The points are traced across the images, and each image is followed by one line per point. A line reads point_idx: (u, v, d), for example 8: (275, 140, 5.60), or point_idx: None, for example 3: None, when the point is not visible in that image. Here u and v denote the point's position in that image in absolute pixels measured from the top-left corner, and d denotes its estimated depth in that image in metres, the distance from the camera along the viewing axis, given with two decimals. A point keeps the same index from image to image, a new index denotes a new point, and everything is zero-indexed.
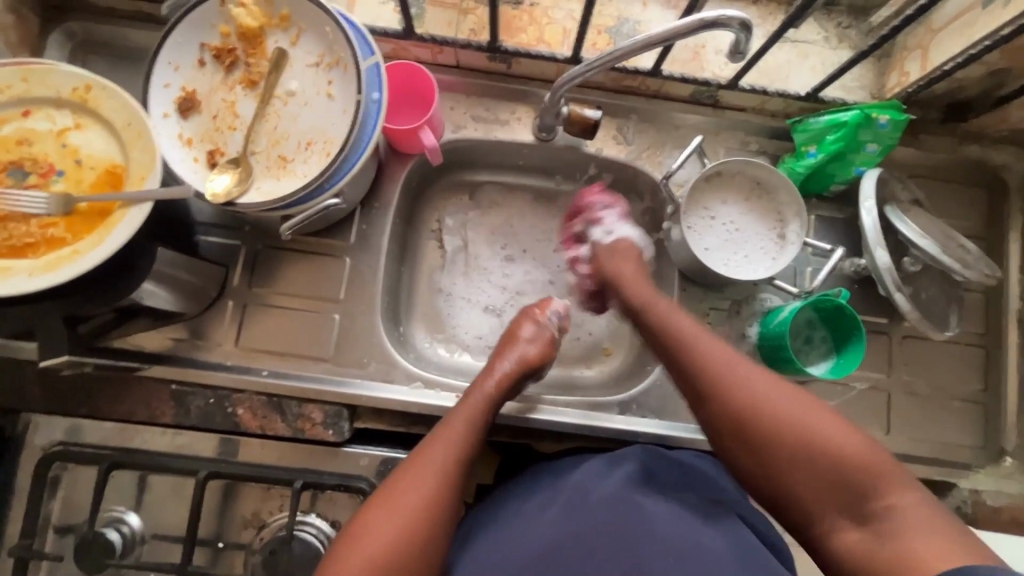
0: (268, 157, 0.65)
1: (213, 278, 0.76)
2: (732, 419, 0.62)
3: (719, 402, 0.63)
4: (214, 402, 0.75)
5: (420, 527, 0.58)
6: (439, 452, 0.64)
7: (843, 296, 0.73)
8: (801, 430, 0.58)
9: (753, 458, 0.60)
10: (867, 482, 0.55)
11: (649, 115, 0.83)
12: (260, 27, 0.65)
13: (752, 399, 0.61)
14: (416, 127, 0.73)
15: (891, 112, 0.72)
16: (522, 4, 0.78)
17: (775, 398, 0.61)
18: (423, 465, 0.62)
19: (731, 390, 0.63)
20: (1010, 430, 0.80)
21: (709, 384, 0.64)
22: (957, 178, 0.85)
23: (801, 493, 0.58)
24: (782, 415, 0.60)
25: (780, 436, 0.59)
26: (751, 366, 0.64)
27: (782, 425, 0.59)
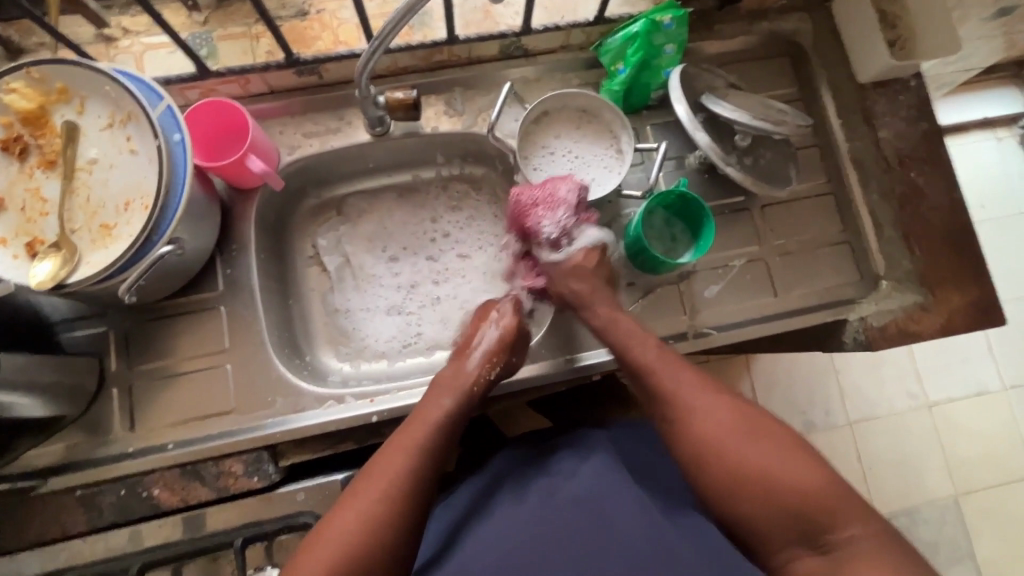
0: (89, 230, 0.63)
1: (85, 370, 0.73)
2: (700, 451, 0.62)
3: (688, 428, 0.63)
4: (126, 492, 0.72)
5: (389, 521, 0.58)
6: (402, 451, 0.63)
7: (683, 185, 0.79)
8: (760, 461, 0.59)
9: (720, 486, 0.60)
10: (827, 513, 0.56)
11: (469, 82, 0.86)
12: (41, 106, 0.64)
13: (717, 431, 0.62)
14: (239, 156, 0.73)
15: (671, 12, 0.78)
16: (309, 14, 0.79)
17: (734, 424, 0.62)
18: (384, 467, 0.62)
19: (694, 423, 0.63)
20: (877, 256, 0.87)
21: (675, 412, 0.65)
22: (760, 54, 0.92)
23: (764, 522, 0.58)
24: (739, 438, 0.61)
25: (744, 468, 0.59)
26: (709, 393, 0.65)
27: (747, 459, 0.60)
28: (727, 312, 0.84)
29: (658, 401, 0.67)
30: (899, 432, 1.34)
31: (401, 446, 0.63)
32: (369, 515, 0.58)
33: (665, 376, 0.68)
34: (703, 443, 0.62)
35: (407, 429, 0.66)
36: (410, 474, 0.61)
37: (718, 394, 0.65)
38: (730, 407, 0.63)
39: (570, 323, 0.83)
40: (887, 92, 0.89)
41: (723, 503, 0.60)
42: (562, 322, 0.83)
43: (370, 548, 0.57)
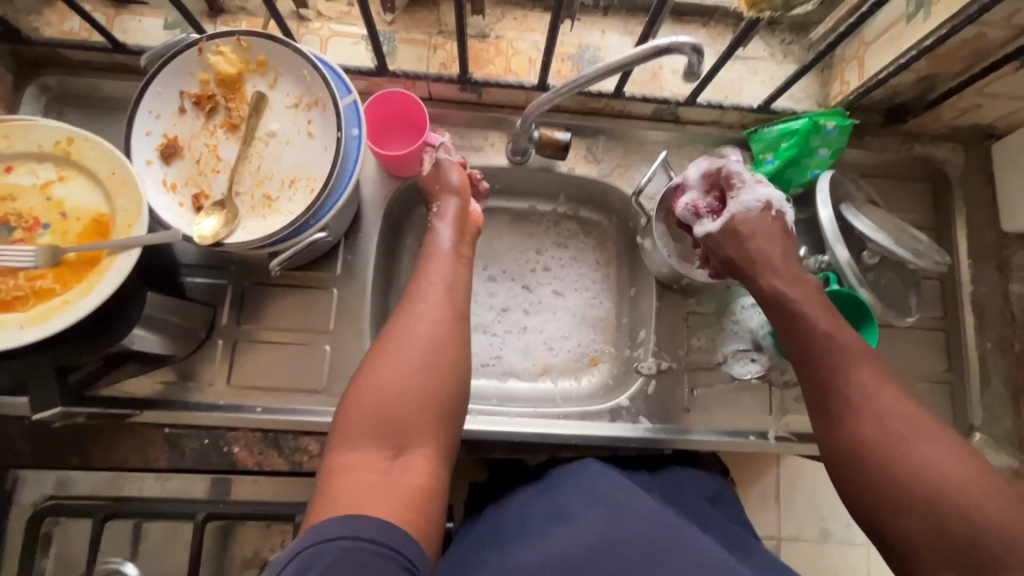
0: (253, 197, 0.67)
1: (202, 318, 0.77)
2: (859, 451, 0.56)
3: (848, 428, 0.58)
4: (209, 443, 0.75)
5: (431, 398, 0.58)
6: (386, 369, 0.58)
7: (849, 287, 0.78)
8: (922, 452, 0.54)
9: (880, 489, 0.55)
10: (1000, 550, 0.49)
11: (615, 134, 0.87)
12: (238, 73, 0.68)
13: (877, 434, 0.56)
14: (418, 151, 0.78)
15: (836, 119, 0.78)
16: (488, 37, 0.82)
17: (908, 430, 0.55)
18: (376, 390, 0.57)
19: (859, 412, 0.58)
20: (976, 407, 0.85)
21: (841, 402, 0.59)
22: (906, 175, 0.90)
23: (917, 541, 0.52)
24: (912, 445, 0.54)
25: (900, 454, 0.54)
26: (891, 393, 0.58)
27: (907, 463, 0.54)
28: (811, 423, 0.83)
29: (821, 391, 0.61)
30: None
31: (421, 314, 0.63)
32: (403, 383, 0.58)
33: (838, 368, 0.60)
34: (862, 447, 0.56)
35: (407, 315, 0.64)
36: (405, 385, 0.58)
37: (888, 384, 0.58)
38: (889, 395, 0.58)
39: (658, 393, 0.83)
40: None
41: (884, 506, 0.54)
42: (650, 390, 0.84)
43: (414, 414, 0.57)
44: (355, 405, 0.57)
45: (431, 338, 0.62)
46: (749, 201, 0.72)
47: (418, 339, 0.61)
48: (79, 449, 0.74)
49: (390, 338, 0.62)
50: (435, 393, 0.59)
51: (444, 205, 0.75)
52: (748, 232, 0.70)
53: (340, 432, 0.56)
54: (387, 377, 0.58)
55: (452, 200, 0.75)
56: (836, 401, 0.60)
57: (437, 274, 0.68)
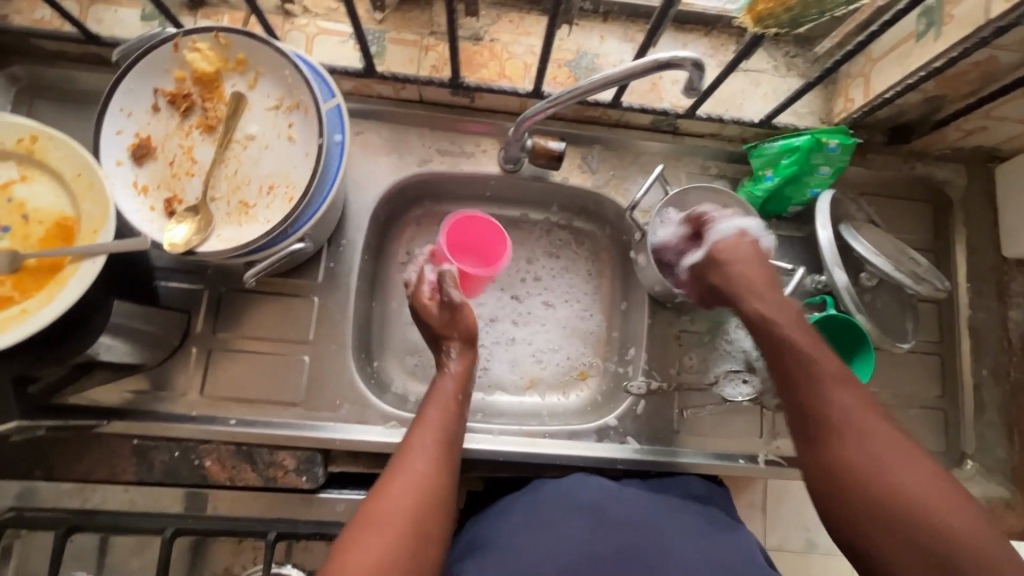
0: (229, 203, 0.64)
1: (175, 325, 0.74)
2: (837, 475, 0.56)
3: (828, 452, 0.58)
4: (179, 455, 0.72)
5: (413, 555, 0.56)
6: (397, 479, 0.60)
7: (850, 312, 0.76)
8: (897, 479, 0.53)
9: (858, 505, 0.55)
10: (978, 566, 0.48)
11: (611, 144, 0.85)
12: (216, 71, 0.65)
13: (856, 454, 0.56)
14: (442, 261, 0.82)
15: (840, 137, 0.74)
16: (482, 40, 0.79)
17: (887, 448, 0.55)
18: (386, 497, 0.59)
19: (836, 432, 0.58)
20: (969, 435, 0.83)
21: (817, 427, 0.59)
22: (907, 195, 0.88)
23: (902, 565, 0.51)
24: (890, 463, 0.54)
25: (880, 482, 0.54)
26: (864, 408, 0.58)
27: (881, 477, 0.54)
28: None
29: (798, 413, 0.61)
30: None
31: (410, 466, 0.62)
32: (380, 547, 0.55)
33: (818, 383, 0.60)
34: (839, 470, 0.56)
35: (406, 454, 0.63)
36: (411, 487, 0.60)
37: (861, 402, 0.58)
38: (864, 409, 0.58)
39: (647, 413, 0.81)
40: None
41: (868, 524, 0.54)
42: (639, 410, 0.81)
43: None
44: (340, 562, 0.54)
45: (414, 487, 0.60)
46: (725, 230, 0.75)
47: (407, 487, 0.60)
48: (42, 458, 0.71)
49: (405, 449, 0.64)
50: (433, 490, 0.61)
51: (458, 356, 0.74)
52: (727, 259, 0.73)
53: (347, 534, 0.57)
54: (398, 488, 0.60)
55: (466, 354, 0.74)
56: (816, 420, 0.59)
57: (434, 418, 0.67)
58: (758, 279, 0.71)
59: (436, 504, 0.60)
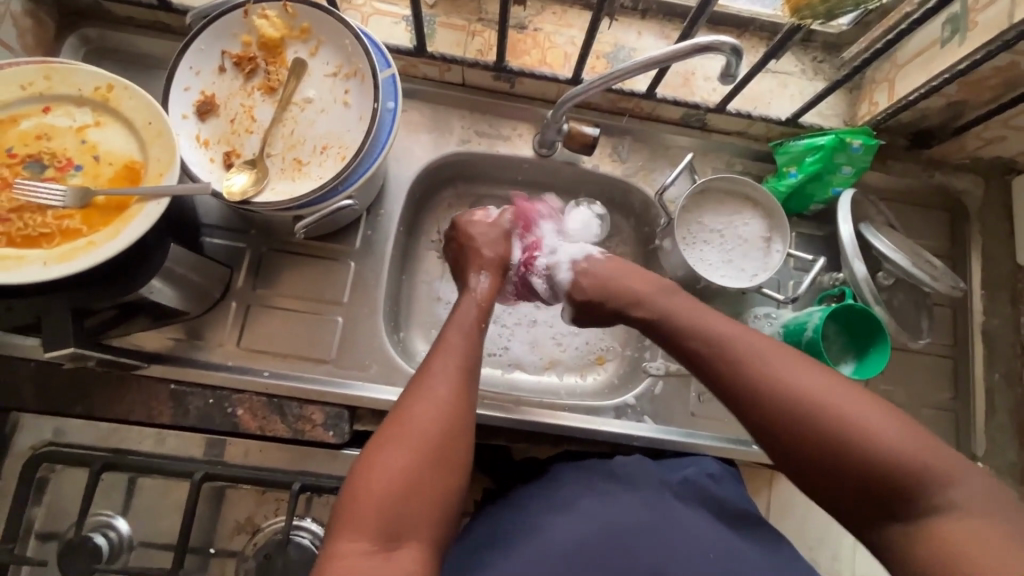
0: (284, 160, 0.68)
1: (218, 278, 0.77)
2: (776, 420, 0.57)
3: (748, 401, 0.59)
4: (213, 402, 0.75)
5: (435, 467, 0.58)
6: (417, 399, 0.61)
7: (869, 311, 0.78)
8: (842, 414, 0.54)
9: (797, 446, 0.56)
10: (917, 482, 0.51)
11: (642, 136, 0.89)
12: (281, 38, 0.69)
13: (794, 397, 0.56)
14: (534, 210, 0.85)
15: (863, 138, 0.79)
16: (527, 29, 0.83)
17: (817, 385, 0.56)
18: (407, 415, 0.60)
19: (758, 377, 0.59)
20: (981, 437, 0.85)
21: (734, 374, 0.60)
22: (923, 202, 0.91)
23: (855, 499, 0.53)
24: (825, 400, 0.55)
25: (826, 418, 0.54)
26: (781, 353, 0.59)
27: (819, 414, 0.55)
28: None
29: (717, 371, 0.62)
30: None
31: (432, 388, 0.62)
32: (403, 471, 0.56)
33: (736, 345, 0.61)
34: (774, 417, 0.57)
35: (424, 377, 0.63)
36: (429, 407, 0.60)
37: (785, 356, 0.59)
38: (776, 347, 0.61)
39: (664, 394, 0.84)
40: None
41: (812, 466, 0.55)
42: (657, 391, 0.84)
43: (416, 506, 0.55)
44: (365, 482, 0.55)
45: (433, 408, 0.60)
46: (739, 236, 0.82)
47: (429, 412, 0.60)
48: (83, 396, 0.74)
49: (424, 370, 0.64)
50: (452, 411, 0.61)
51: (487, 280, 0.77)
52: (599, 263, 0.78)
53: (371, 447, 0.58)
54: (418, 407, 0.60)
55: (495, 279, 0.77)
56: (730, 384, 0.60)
57: (454, 344, 0.67)
58: (645, 285, 0.73)
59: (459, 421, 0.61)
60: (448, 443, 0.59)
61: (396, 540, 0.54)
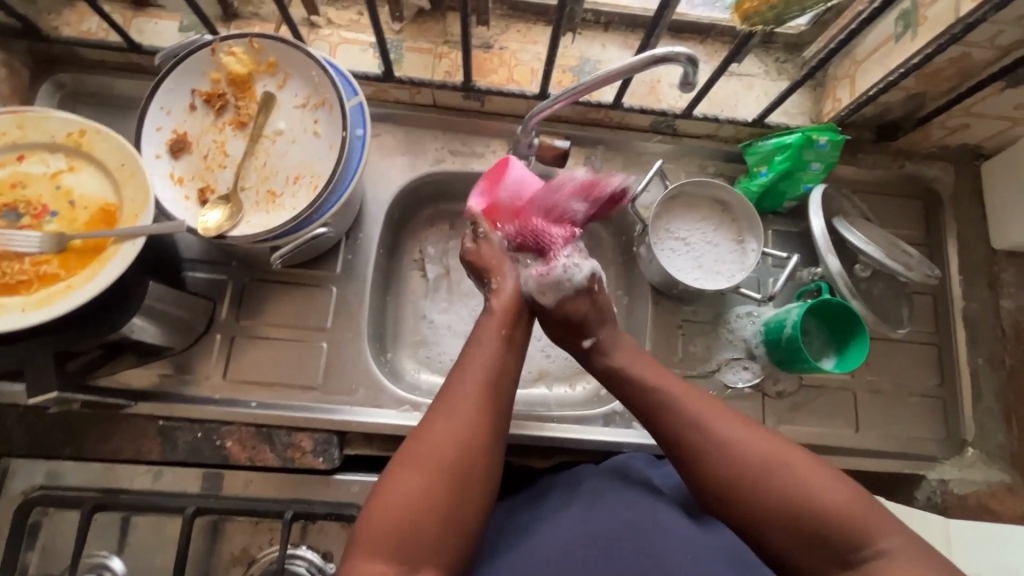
0: (257, 192, 0.69)
1: (202, 312, 0.78)
2: (724, 486, 0.58)
3: (701, 469, 0.59)
4: (202, 436, 0.76)
5: (451, 488, 0.56)
6: (443, 418, 0.60)
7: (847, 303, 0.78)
8: (788, 481, 0.56)
9: (748, 515, 0.57)
10: (858, 535, 0.53)
11: (614, 145, 0.90)
12: (249, 73, 0.70)
13: (745, 465, 0.58)
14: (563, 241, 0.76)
15: (829, 134, 0.79)
16: (492, 48, 0.85)
17: (762, 451, 0.58)
18: (428, 435, 0.59)
19: (706, 443, 0.60)
20: (969, 422, 0.85)
21: (683, 449, 0.61)
22: (896, 192, 0.93)
23: (797, 555, 0.55)
24: (771, 463, 0.57)
25: (772, 486, 0.56)
26: (728, 418, 0.62)
27: (770, 481, 0.56)
28: (805, 433, 0.83)
29: (666, 439, 0.63)
30: None
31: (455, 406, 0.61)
32: (427, 471, 0.56)
33: (685, 408, 0.63)
34: (723, 481, 0.58)
35: (449, 394, 0.62)
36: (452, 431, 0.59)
37: (730, 420, 0.61)
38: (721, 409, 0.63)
39: None
40: (1019, 263, 0.89)
41: (759, 528, 0.56)
42: None
43: (444, 504, 0.55)
44: (384, 497, 0.55)
45: (456, 427, 0.59)
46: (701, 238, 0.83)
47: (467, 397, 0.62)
48: (73, 438, 0.75)
49: (454, 387, 0.63)
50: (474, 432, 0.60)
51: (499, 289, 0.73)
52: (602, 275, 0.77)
53: (396, 463, 0.58)
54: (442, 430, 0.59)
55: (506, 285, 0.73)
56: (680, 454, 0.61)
57: (479, 357, 0.65)
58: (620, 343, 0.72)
59: (490, 419, 0.61)
60: (473, 467, 0.58)
61: (414, 552, 0.53)
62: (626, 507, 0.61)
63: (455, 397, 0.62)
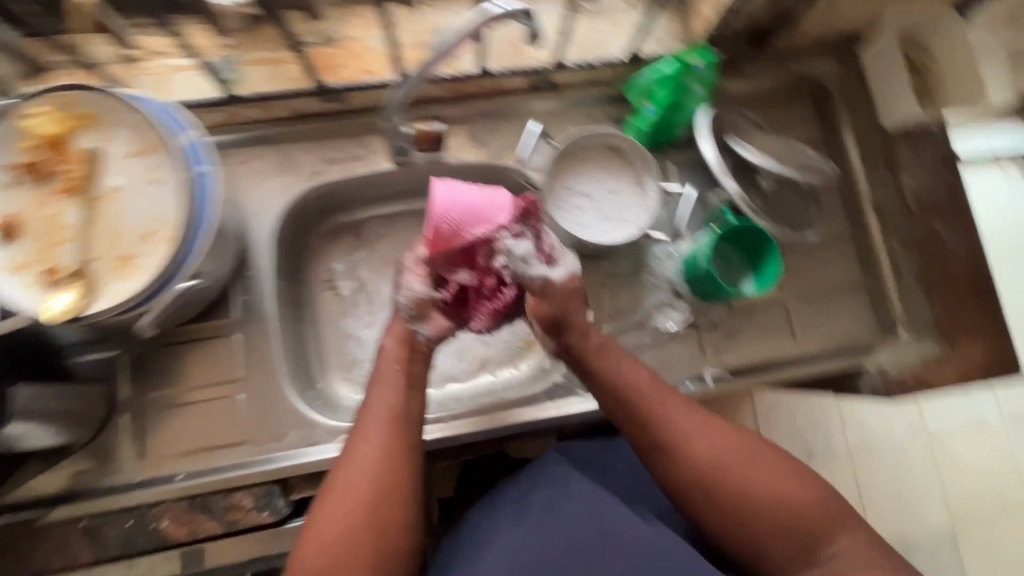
0: (110, 260, 0.62)
1: (97, 398, 0.71)
2: (703, 481, 0.61)
3: (680, 468, 0.61)
4: (133, 524, 0.72)
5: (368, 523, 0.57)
6: (358, 455, 0.60)
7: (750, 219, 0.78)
8: (761, 484, 0.60)
9: (722, 517, 0.60)
10: (818, 532, 0.59)
11: (496, 113, 0.85)
12: (64, 133, 0.63)
13: (722, 462, 0.61)
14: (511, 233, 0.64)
15: (701, 54, 0.77)
16: (338, 42, 0.79)
17: (736, 456, 0.61)
18: (343, 475, 0.59)
19: (685, 445, 0.61)
20: (896, 305, 0.87)
21: (668, 449, 0.62)
22: (785, 96, 0.92)
23: (767, 548, 0.59)
24: (744, 470, 0.61)
25: (746, 487, 0.60)
26: (704, 420, 0.63)
27: (743, 482, 0.60)
28: (745, 357, 0.84)
29: (646, 438, 0.63)
30: (901, 464, 1.32)
31: (362, 445, 0.60)
32: (346, 518, 0.57)
33: (667, 411, 0.63)
34: (702, 483, 0.61)
35: (359, 429, 0.62)
36: (360, 469, 0.59)
37: (707, 422, 0.63)
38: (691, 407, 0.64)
39: None
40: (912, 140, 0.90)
41: (731, 525, 0.60)
42: None
43: (369, 541, 0.57)
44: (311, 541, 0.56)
45: (368, 473, 0.59)
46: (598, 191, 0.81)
47: (381, 426, 0.61)
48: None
49: (364, 416, 0.62)
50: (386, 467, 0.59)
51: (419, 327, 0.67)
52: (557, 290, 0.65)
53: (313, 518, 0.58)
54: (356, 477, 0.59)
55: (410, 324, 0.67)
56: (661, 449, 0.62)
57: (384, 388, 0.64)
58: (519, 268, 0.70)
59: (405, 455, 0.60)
60: (391, 505, 0.58)
61: None
62: (580, 521, 0.63)
63: (364, 439, 0.60)
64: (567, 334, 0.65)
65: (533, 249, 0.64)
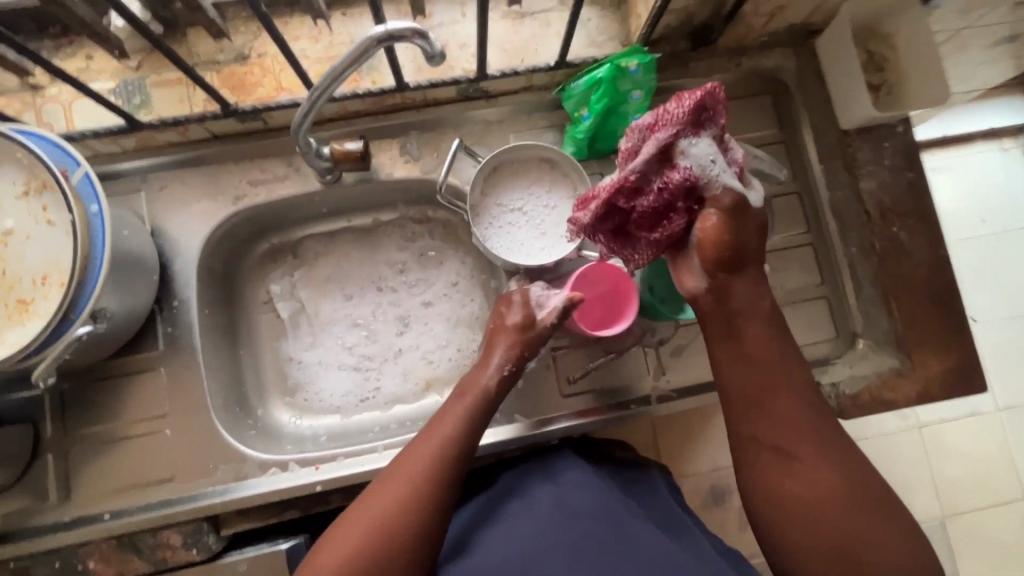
0: (5, 306, 0.60)
1: (19, 439, 0.70)
2: (791, 492, 0.56)
3: (771, 465, 0.57)
4: (61, 565, 0.71)
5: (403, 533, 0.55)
6: (403, 464, 0.59)
7: None
8: (859, 524, 0.54)
9: (803, 539, 0.55)
10: None
11: (427, 125, 0.81)
12: None
13: (827, 479, 0.55)
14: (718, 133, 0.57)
15: (637, 57, 0.72)
16: (249, 57, 0.75)
17: (842, 479, 0.55)
18: (385, 485, 0.57)
19: (788, 446, 0.57)
20: (856, 313, 0.83)
21: (767, 445, 0.58)
22: (737, 94, 0.86)
23: None
24: (844, 499, 0.54)
25: (839, 517, 0.54)
26: (826, 428, 0.58)
27: (837, 510, 0.54)
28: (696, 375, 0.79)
29: (749, 425, 0.59)
30: None
31: (414, 456, 0.59)
32: (381, 525, 0.55)
33: (784, 408, 0.58)
34: (788, 491, 0.56)
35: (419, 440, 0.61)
36: (406, 479, 0.57)
37: (827, 431, 0.57)
38: (834, 430, 0.58)
39: (527, 385, 0.79)
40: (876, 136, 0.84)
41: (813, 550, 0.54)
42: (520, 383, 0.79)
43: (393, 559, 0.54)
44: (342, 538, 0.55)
45: (414, 481, 0.57)
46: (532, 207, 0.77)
47: (463, 430, 0.62)
48: None
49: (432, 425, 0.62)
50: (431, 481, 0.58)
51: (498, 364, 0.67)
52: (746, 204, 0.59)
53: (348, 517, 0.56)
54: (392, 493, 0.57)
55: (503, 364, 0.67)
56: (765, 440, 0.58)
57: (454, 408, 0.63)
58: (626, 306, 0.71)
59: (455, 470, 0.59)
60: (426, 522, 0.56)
61: None
62: (595, 518, 0.60)
63: (416, 452, 0.59)
64: (740, 273, 0.60)
65: (717, 150, 0.56)
